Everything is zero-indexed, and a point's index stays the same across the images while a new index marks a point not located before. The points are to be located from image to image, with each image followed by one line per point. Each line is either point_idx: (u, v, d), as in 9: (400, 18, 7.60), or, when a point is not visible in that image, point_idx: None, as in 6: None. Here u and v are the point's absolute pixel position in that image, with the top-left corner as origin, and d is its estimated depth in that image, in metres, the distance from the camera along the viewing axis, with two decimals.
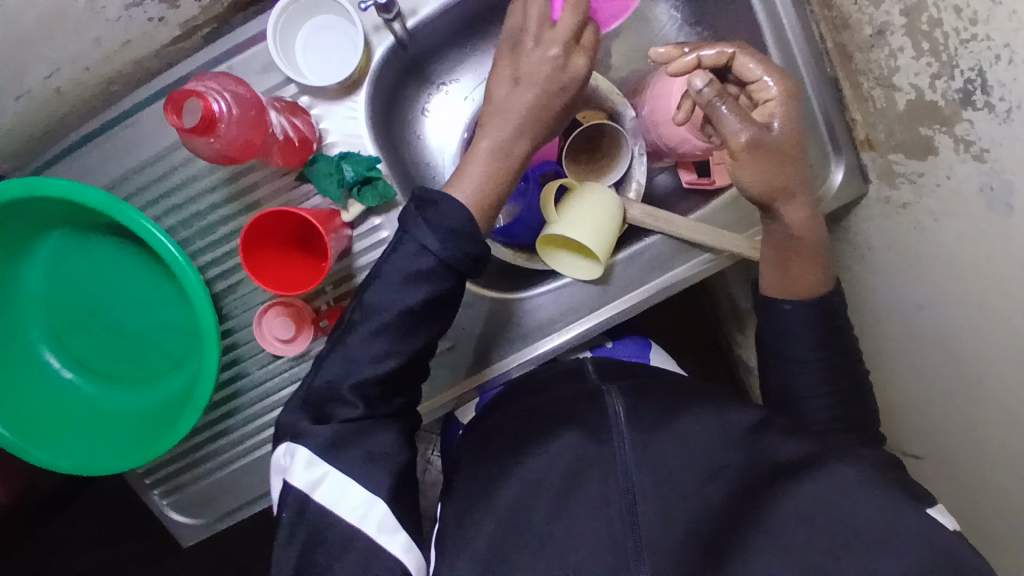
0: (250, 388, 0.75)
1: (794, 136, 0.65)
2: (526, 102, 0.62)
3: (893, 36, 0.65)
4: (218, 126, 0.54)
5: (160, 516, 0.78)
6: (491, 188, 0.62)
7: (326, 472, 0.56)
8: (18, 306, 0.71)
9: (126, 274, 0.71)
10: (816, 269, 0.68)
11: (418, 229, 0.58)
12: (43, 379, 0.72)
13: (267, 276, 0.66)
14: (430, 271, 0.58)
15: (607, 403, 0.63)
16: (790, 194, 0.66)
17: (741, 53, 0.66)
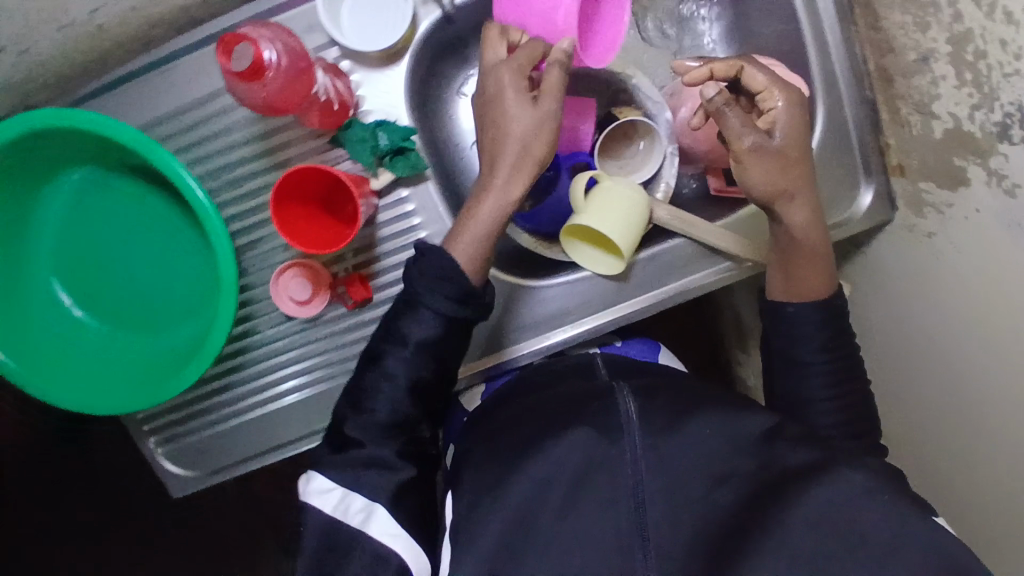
0: (259, 345, 0.75)
1: (800, 146, 0.66)
2: (502, 150, 0.62)
3: (936, 63, 0.65)
4: (266, 74, 0.54)
5: (153, 464, 0.78)
6: (484, 244, 0.63)
7: (334, 486, 0.57)
8: (34, 242, 0.70)
9: (150, 217, 0.72)
10: (819, 272, 0.68)
11: (426, 292, 0.60)
12: (52, 315, 0.71)
13: (297, 235, 0.67)
14: (437, 326, 0.60)
15: (619, 402, 0.62)
16: (790, 196, 0.67)
17: (750, 64, 0.67)
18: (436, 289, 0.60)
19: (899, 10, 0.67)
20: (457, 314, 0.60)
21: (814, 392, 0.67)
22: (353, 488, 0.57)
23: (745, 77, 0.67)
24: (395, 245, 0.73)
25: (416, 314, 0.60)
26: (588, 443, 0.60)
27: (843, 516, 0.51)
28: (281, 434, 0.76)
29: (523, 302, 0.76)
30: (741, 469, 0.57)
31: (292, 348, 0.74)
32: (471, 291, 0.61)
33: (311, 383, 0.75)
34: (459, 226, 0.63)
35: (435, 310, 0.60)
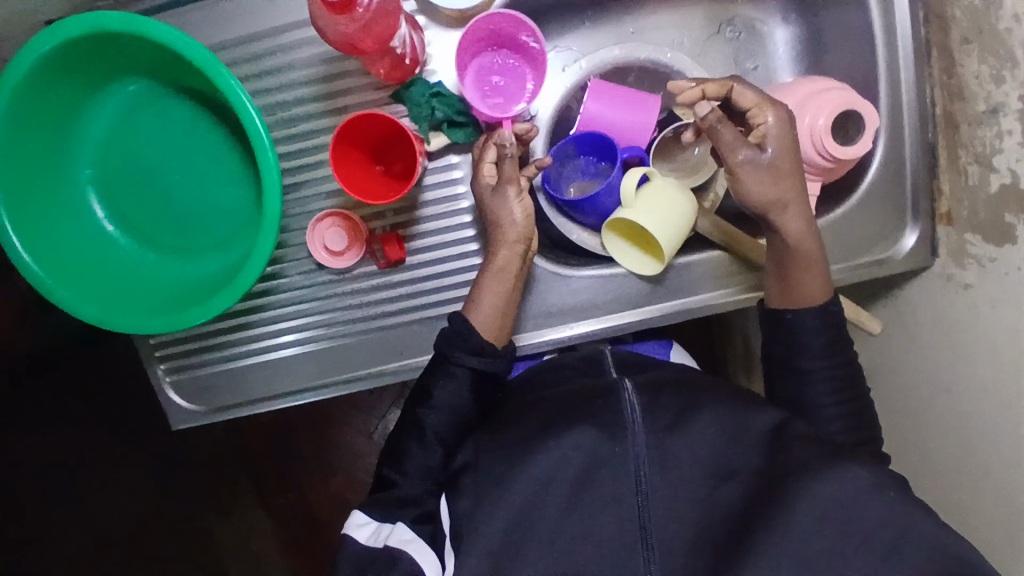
0: (284, 290, 0.73)
1: (789, 156, 0.66)
2: (506, 217, 0.67)
3: (1004, 117, 0.64)
4: (356, 11, 0.55)
5: (157, 392, 0.77)
6: (502, 311, 0.67)
7: (363, 516, 0.60)
8: (77, 148, 0.70)
9: (196, 143, 0.71)
10: (816, 278, 0.67)
11: (453, 351, 0.65)
12: (83, 225, 0.70)
13: (351, 180, 0.66)
14: (463, 380, 0.64)
15: (624, 397, 0.60)
16: (784, 204, 0.66)
17: (739, 82, 0.67)
18: (459, 346, 0.65)
19: (976, 60, 0.67)
20: (481, 367, 0.65)
21: (816, 399, 0.64)
22: (383, 518, 0.59)
23: (736, 95, 0.67)
24: (437, 210, 0.72)
25: (445, 372, 0.64)
26: (591, 441, 0.57)
27: (847, 520, 0.49)
28: (291, 382, 0.75)
29: (552, 288, 0.75)
30: (748, 467, 0.55)
31: (317, 298, 0.73)
32: (486, 344, 0.65)
33: (330, 336, 0.74)
34: (473, 296, 0.68)
35: (464, 365, 0.64)
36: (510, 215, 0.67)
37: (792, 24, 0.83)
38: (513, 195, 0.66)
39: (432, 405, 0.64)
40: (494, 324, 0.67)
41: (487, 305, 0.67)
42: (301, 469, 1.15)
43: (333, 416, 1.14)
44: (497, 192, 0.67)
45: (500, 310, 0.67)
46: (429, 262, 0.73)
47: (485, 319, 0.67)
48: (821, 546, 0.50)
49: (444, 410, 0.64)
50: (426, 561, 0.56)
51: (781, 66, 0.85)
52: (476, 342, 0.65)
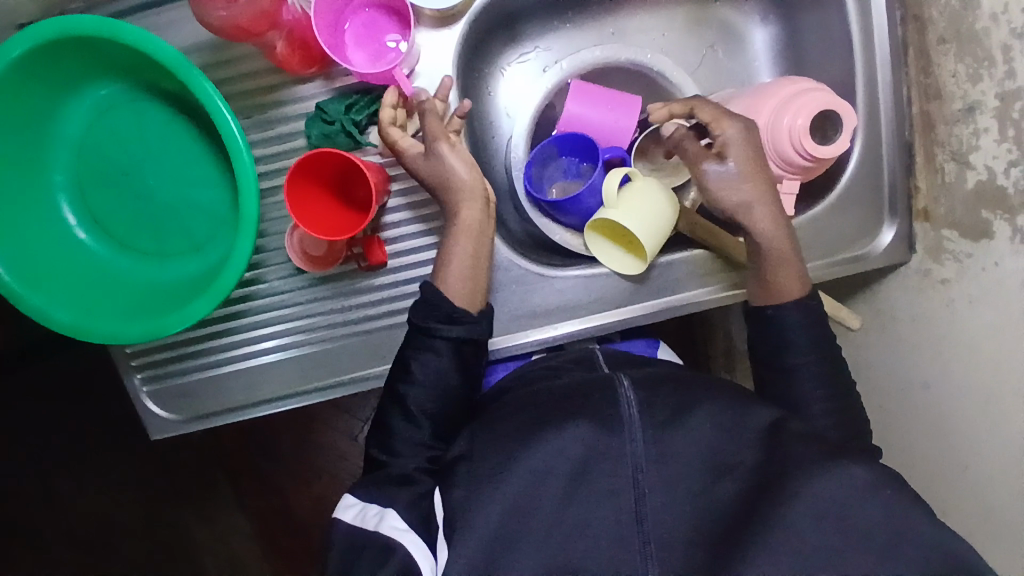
0: (264, 295, 0.72)
1: (758, 159, 0.69)
2: (451, 173, 0.65)
3: (981, 115, 0.66)
4: None
5: (135, 402, 0.75)
6: (471, 277, 0.66)
7: (358, 502, 0.60)
8: (49, 152, 0.68)
9: (171, 146, 0.69)
10: (791, 274, 0.68)
11: (427, 322, 0.64)
12: (56, 231, 0.68)
13: (309, 218, 0.64)
14: (442, 351, 0.64)
15: (621, 394, 0.60)
16: (750, 208, 0.68)
17: (700, 99, 0.70)
18: (438, 317, 0.64)
19: (953, 59, 0.68)
20: (458, 335, 0.64)
21: (800, 391, 0.65)
22: (371, 500, 0.59)
23: (696, 111, 0.69)
24: (419, 213, 0.71)
25: (423, 346, 0.64)
26: (589, 436, 0.57)
27: (839, 519, 0.50)
28: (271, 389, 0.74)
29: (539, 287, 0.74)
30: (743, 467, 0.55)
31: (299, 302, 0.72)
32: (458, 311, 0.65)
33: (315, 340, 0.73)
34: (443, 262, 0.66)
35: (440, 335, 0.64)
36: (452, 173, 0.65)
37: (770, 24, 0.83)
38: (445, 147, 0.65)
39: (412, 380, 0.64)
40: (466, 288, 0.66)
41: (455, 271, 0.66)
42: (283, 471, 1.13)
43: (315, 418, 1.13)
44: (430, 156, 0.65)
45: (469, 271, 0.66)
46: (413, 265, 0.72)
47: (457, 283, 0.66)
48: (817, 540, 0.50)
49: (422, 385, 0.63)
50: (415, 549, 0.55)
51: (759, 66, 0.85)
52: (449, 310, 0.65)
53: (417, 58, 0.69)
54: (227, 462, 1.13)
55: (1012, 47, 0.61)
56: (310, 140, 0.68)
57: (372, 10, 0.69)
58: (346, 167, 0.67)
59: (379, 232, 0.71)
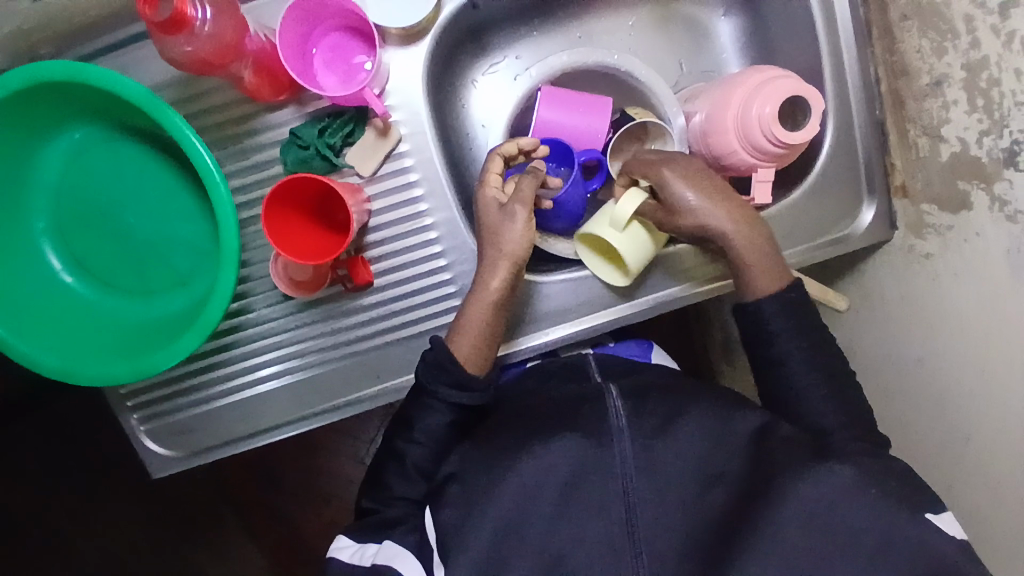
0: (253, 324, 0.72)
1: (703, 185, 0.68)
2: (516, 240, 0.66)
3: (950, 88, 0.67)
4: (193, 27, 0.55)
5: (133, 441, 0.75)
6: (488, 341, 0.67)
7: (352, 541, 0.61)
8: (29, 200, 0.68)
9: (148, 184, 0.70)
10: (770, 270, 0.67)
11: (431, 383, 0.64)
12: (40, 278, 0.69)
13: (286, 242, 0.64)
14: (444, 412, 0.64)
15: (608, 405, 0.62)
16: (704, 227, 0.67)
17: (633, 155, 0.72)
18: (442, 378, 0.64)
19: (917, 35, 0.69)
20: (463, 401, 0.65)
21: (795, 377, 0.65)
22: (367, 538, 0.60)
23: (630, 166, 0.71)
24: (400, 231, 0.71)
25: (425, 405, 0.64)
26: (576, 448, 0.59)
27: (831, 507, 0.53)
28: (268, 417, 0.74)
29: (527, 294, 0.74)
30: (732, 472, 0.57)
31: (289, 329, 0.72)
32: (471, 380, 0.65)
33: (307, 366, 0.73)
34: (460, 322, 0.67)
35: (446, 401, 0.64)
36: (512, 240, 0.66)
37: (734, 16, 0.84)
38: (522, 214, 0.66)
39: (414, 438, 0.65)
40: (476, 353, 0.67)
41: (469, 334, 0.66)
42: (291, 500, 1.13)
43: (319, 444, 1.13)
44: (504, 211, 0.67)
45: (483, 335, 0.67)
46: (399, 283, 0.72)
47: (468, 347, 0.66)
48: (804, 540, 0.53)
49: (421, 442, 0.65)
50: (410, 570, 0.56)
51: (727, 57, 0.85)
52: (460, 376, 0.64)
53: (387, 77, 0.69)
54: (233, 495, 1.13)
55: (975, 17, 0.62)
56: (287, 166, 0.68)
57: (338, 35, 0.70)
58: (326, 191, 0.67)
59: (362, 251, 0.71)
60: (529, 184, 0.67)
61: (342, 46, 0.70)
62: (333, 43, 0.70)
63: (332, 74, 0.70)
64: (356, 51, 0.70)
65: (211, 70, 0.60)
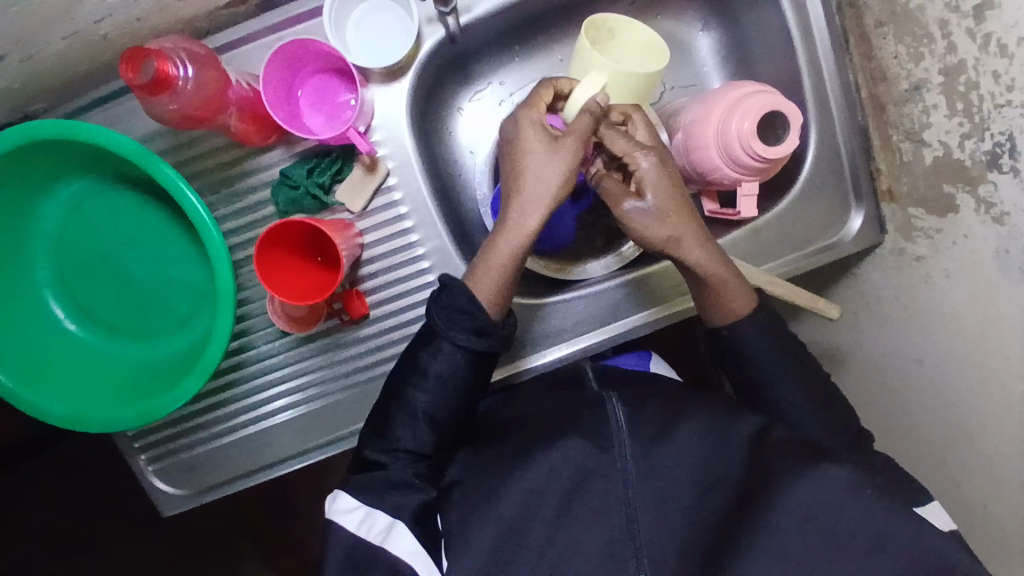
0: (254, 362, 0.74)
1: (676, 205, 0.63)
2: (565, 166, 0.61)
3: (928, 92, 0.67)
4: (175, 86, 0.56)
5: (142, 482, 0.76)
6: (510, 280, 0.63)
7: (360, 505, 0.57)
8: (30, 254, 0.70)
9: (145, 230, 0.71)
10: (739, 294, 0.65)
11: (445, 326, 0.60)
12: (44, 328, 0.70)
13: (277, 286, 0.65)
14: (457, 360, 0.60)
15: (608, 410, 0.63)
16: (679, 244, 0.63)
17: (636, 111, 0.65)
18: (459, 322, 0.60)
19: (893, 41, 0.70)
20: (477, 347, 0.60)
21: (786, 387, 0.65)
22: (375, 506, 0.57)
23: (631, 125, 0.65)
24: (394, 261, 0.72)
25: (437, 350, 0.60)
26: (580, 453, 0.60)
27: (827, 517, 0.53)
28: (272, 452, 0.75)
29: (520, 319, 0.75)
30: (730, 477, 0.58)
31: (289, 363, 0.74)
32: (489, 325, 0.61)
33: (307, 399, 0.74)
34: (482, 259, 0.63)
35: (459, 345, 0.60)
36: (541, 187, 0.62)
37: (712, 30, 0.84)
38: (572, 149, 0.61)
39: (424, 385, 0.61)
40: (500, 292, 0.63)
41: (491, 272, 0.62)
42: (306, 525, 1.14)
43: (330, 470, 1.14)
44: (554, 143, 0.61)
45: (506, 276, 0.63)
46: (394, 313, 0.73)
47: (489, 288, 0.62)
48: (801, 547, 0.53)
49: (433, 381, 0.60)
50: (420, 561, 0.55)
51: (708, 70, 0.86)
52: (481, 321, 0.61)
53: (373, 113, 0.70)
54: (248, 523, 1.14)
55: (949, 22, 0.62)
56: (279, 207, 0.70)
57: (321, 77, 0.71)
58: (316, 232, 0.68)
59: (357, 284, 0.72)
60: (586, 122, 0.61)
61: (325, 88, 0.71)
62: (316, 86, 0.71)
63: (316, 116, 0.71)
64: (340, 92, 0.71)
65: (198, 124, 0.61)
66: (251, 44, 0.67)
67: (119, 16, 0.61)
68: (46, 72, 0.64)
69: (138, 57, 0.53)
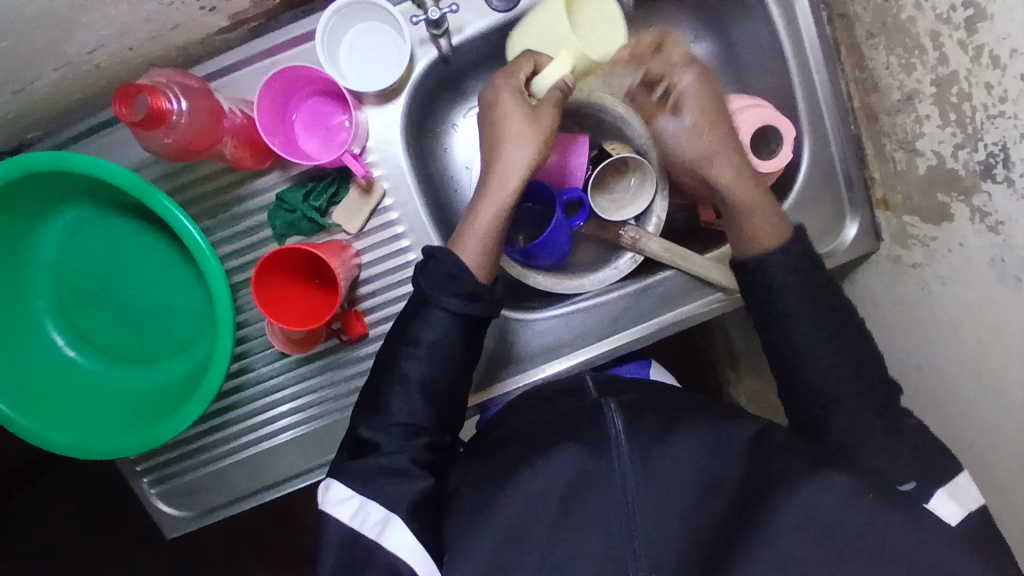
0: (254, 384, 0.74)
1: (715, 122, 0.71)
2: (548, 122, 0.65)
3: (921, 103, 0.67)
4: (169, 121, 0.56)
5: (146, 504, 0.77)
6: (493, 244, 0.65)
7: (354, 496, 0.56)
8: (29, 282, 0.70)
9: (142, 255, 0.71)
10: (768, 227, 0.66)
11: (433, 288, 0.61)
12: (45, 356, 0.70)
13: (278, 313, 0.66)
14: (446, 325, 0.60)
15: (607, 419, 0.62)
16: (712, 162, 0.70)
17: (670, 40, 0.74)
18: (447, 286, 0.61)
19: (884, 52, 0.70)
20: (468, 311, 0.61)
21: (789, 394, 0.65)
22: (369, 496, 0.56)
23: (668, 49, 0.73)
24: (391, 280, 0.72)
25: (427, 317, 0.61)
26: (576, 459, 0.59)
27: None
28: (274, 473, 0.75)
29: (519, 334, 0.76)
30: (729, 479, 0.57)
31: (289, 384, 0.74)
32: (478, 290, 0.61)
33: (309, 419, 0.74)
34: (465, 226, 0.65)
35: (446, 309, 0.60)
36: (519, 158, 0.65)
37: (704, 41, 0.85)
38: (547, 116, 0.65)
39: (416, 355, 0.61)
40: (485, 257, 0.65)
41: (474, 237, 0.65)
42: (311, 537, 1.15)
43: None
44: (531, 109, 0.65)
45: (488, 240, 0.65)
46: None
47: (474, 253, 0.64)
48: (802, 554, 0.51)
49: (425, 347, 0.60)
50: (417, 559, 0.54)
51: None
52: (467, 285, 0.61)
53: (367, 135, 0.70)
54: (253, 536, 1.15)
55: (940, 33, 0.62)
56: (276, 230, 0.69)
57: (315, 100, 0.71)
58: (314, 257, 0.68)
59: (355, 304, 0.72)
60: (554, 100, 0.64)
61: (319, 111, 0.71)
62: (309, 109, 0.71)
63: (311, 141, 0.71)
64: (335, 115, 0.71)
65: (194, 156, 0.61)
66: (248, 68, 0.67)
67: (111, 46, 0.61)
68: (39, 102, 0.64)
69: (129, 95, 0.53)
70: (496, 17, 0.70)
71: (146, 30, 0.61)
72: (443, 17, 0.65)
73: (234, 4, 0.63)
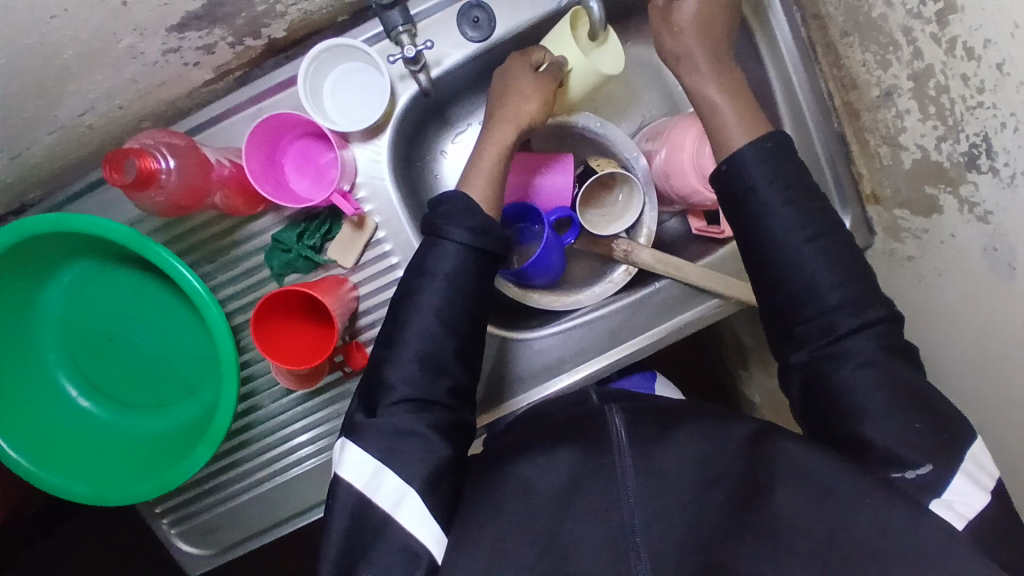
0: (262, 421, 0.76)
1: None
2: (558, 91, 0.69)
3: (900, 98, 0.68)
4: (160, 181, 0.58)
5: (167, 545, 0.79)
6: (499, 184, 0.67)
7: (369, 462, 0.54)
8: (39, 338, 0.72)
9: (147, 302, 0.73)
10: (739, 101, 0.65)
11: (448, 224, 0.60)
12: (59, 408, 0.73)
13: (276, 353, 0.67)
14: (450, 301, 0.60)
15: (607, 420, 0.61)
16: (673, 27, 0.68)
17: None
18: (459, 220, 0.60)
19: (859, 50, 0.71)
20: (475, 240, 0.60)
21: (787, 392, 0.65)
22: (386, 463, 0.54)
23: None
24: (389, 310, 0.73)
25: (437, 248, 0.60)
26: (577, 460, 0.58)
27: None
28: (288, 506, 0.77)
29: (519, 352, 0.76)
30: (729, 479, 0.55)
31: (297, 419, 0.75)
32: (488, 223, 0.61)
33: (318, 453, 0.75)
34: (474, 172, 0.67)
35: (455, 240, 0.60)
36: (520, 112, 0.68)
37: None
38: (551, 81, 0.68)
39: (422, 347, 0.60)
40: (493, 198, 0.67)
41: (482, 180, 0.67)
42: None
43: None
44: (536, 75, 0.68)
45: (495, 183, 0.67)
46: None
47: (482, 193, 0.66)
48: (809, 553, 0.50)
49: (441, 278, 0.59)
50: (430, 536, 0.53)
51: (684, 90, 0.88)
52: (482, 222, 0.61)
53: (355, 171, 0.72)
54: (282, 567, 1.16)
55: (912, 28, 0.63)
56: (274, 271, 0.71)
57: (301, 141, 0.72)
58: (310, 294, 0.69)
59: (357, 336, 0.74)
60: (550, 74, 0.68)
61: (307, 151, 0.73)
62: (297, 151, 0.72)
63: (297, 181, 0.72)
64: (324, 156, 0.73)
65: (187, 209, 0.64)
66: (235, 116, 0.69)
67: (101, 108, 0.63)
68: (37, 165, 0.66)
69: (120, 159, 0.56)
70: (473, 47, 0.71)
71: (134, 90, 0.63)
72: (420, 53, 0.66)
73: (218, 58, 0.65)
